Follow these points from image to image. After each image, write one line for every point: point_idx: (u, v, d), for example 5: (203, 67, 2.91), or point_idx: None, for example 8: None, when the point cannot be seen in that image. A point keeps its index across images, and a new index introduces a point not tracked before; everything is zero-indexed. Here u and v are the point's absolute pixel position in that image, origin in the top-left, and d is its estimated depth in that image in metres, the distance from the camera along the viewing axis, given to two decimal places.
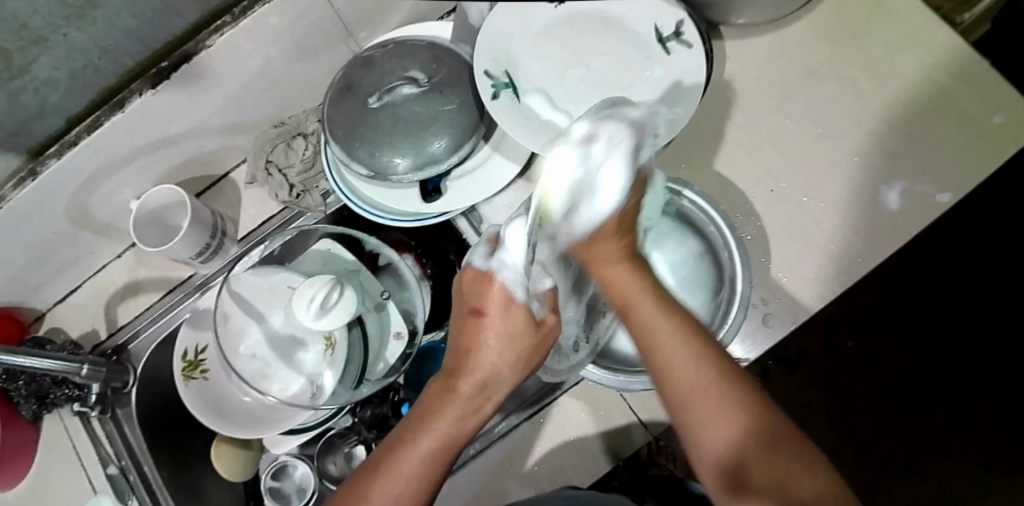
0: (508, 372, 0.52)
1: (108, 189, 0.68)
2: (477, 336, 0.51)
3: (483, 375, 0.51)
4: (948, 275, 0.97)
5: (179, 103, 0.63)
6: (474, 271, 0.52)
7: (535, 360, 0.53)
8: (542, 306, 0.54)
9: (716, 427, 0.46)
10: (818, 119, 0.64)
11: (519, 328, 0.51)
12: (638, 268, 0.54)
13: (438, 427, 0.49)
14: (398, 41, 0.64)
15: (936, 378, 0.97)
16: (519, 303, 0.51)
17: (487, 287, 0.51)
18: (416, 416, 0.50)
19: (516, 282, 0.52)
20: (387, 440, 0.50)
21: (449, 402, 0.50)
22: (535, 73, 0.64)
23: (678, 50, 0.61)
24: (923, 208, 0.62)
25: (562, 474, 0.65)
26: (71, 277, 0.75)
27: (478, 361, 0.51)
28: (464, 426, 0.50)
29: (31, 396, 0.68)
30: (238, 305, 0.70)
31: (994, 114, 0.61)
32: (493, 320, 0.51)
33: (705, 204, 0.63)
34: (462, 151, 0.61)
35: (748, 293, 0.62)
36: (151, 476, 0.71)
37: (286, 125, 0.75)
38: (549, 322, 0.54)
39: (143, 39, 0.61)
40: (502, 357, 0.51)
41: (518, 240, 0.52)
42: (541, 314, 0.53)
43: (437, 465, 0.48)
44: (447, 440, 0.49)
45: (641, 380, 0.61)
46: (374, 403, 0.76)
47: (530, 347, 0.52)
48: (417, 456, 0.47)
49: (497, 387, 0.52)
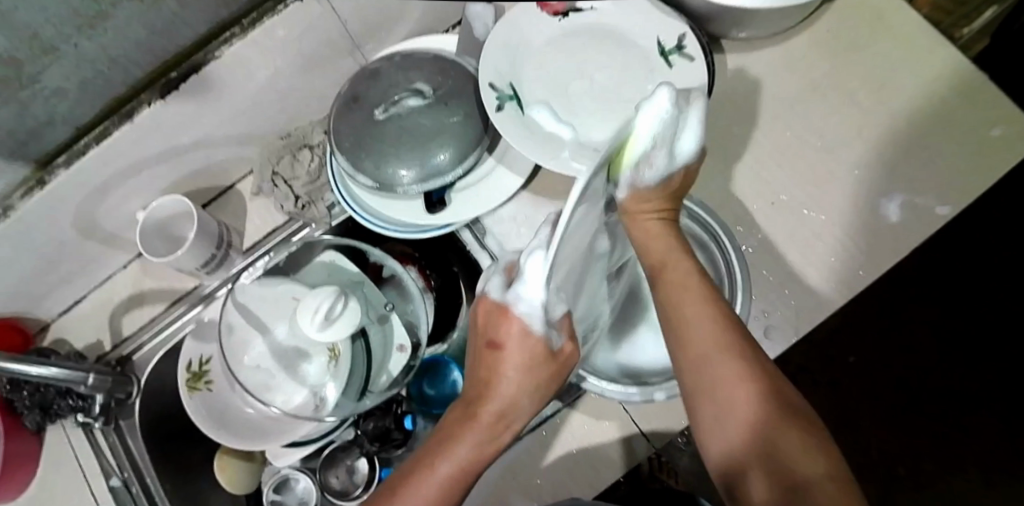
0: (527, 402, 0.51)
1: (115, 199, 0.69)
2: (497, 366, 0.50)
3: (503, 405, 0.50)
4: (954, 289, 0.96)
5: (186, 114, 0.63)
6: (490, 302, 0.50)
7: (553, 387, 0.52)
8: (561, 334, 0.50)
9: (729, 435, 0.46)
10: (822, 131, 0.64)
11: (536, 360, 0.49)
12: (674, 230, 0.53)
13: (457, 456, 0.49)
14: (404, 54, 0.64)
15: (944, 393, 0.96)
16: (537, 334, 0.49)
17: (504, 321, 0.49)
18: (434, 442, 0.51)
19: (534, 317, 0.48)
20: (405, 464, 0.51)
21: (467, 431, 0.50)
22: (540, 86, 0.64)
23: (681, 64, 0.62)
24: (925, 221, 0.61)
25: (564, 488, 0.64)
26: (76, 287, 0.75)
27: (497, 392, 0.50)
28: (481, 456, 0.50)
29: (35, 406, 0.68)
30: (243, 316, 0.71)
31: (995, 127, 0.61)
32: (511, 351, 0.49)
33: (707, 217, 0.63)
34: (466, 163, 0.62)
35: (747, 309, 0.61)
36: (154, 488, 0.71)
37: (293, 137, 0.75)
38: (567, 350, 0.51)
39: (152, 50, 0.62)
40: (519, 388, 0.50)
41: (536, 276, 0.45)
42: (559, 343, 0.50)
43: (456, 489, 0.49)
44: (465, 469, 0.49)
45: (640, 391, 0.61)
46: (377, 415, 0.75)
47: (550, 374, 0.50)
48: (436, 481, 0.48)
49: (518, 414, 0.51)
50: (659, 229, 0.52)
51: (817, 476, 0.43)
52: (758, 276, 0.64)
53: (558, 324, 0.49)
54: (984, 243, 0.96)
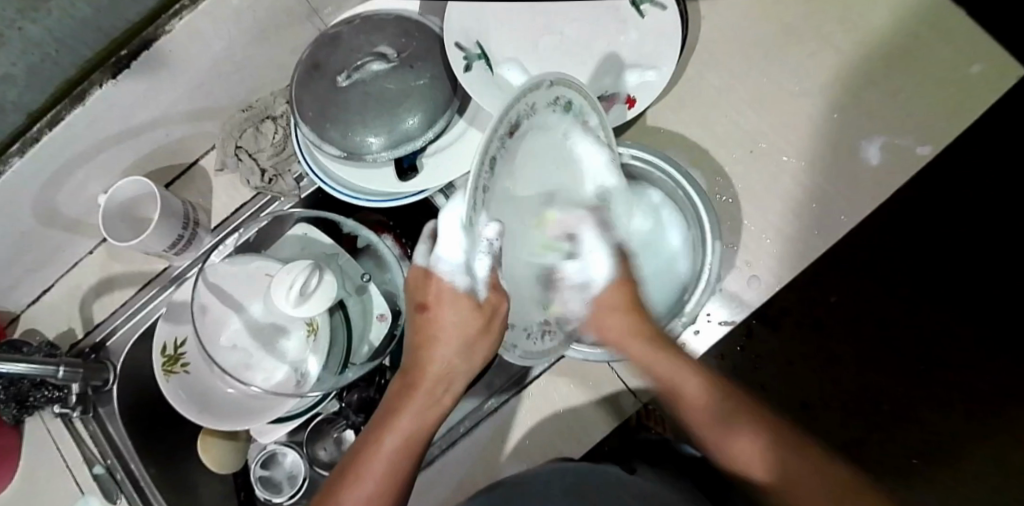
0: (460, 366, 0.55)
1: (74, 185, 0.66)
2: (427, 331, 0.55)
3: (439, 368, 0.55)
4: (953, 228, 0.87)
5: (141, 92, 0.61)
6: (417, 268, 0.54)
7: (484, 342, 0.55)
8: (483, 286, 0.52)
9: (694, 392, 0.56)
10: (795, 78, 0.64)
11: (464, 316, 0.53)
12: (654, 332, 0.59)
13: (402, 425, 0.52)
14: (365, 16, 0.61)
15: (951, 344, 0.88)
16: (461, 290, 0.52)
17: (428, 282, 0.53)
18: (380, 417, 0.54)
19: (455, 272, 0.51)
20: (355, 444, 0.53)
21: (409, 400, 0.53)
22: (506, 43, 0.64)
23: (654, 13, 0.60)
24: (902, 161, 0.61)
25: (554, 447, 0.65)
26: (43, 277, 0.73)
27: (429, 359, 0.55)
28: (427, 420, 0.53)
29: (11, 400, 0.65)
30: (215, 295, 0.69)
31: (975, 64, 0.60)
32: (436, 314, 0.54)
33: (679, 177, 0.63)
34: (436, 126, 0.60)
35: (716, 227, 0.62)
36: (139, 474, 0.69)
37: (255, 108, 0.73)
38: (492, 299, 0.53)
39: (100, 28, 0.59)
40: (451, 349, 0.55)
41: (452, 233, 0.47)
42: (482, 294, 0.53)
43: (403, 461, 0.52)
44: (411, 435, 0.52)
45: None
46: (360, 386, 0.75)
47: (478, 332, 0.54)
48: (384, 457, 0.51)
49: (454, 380, 0.55)
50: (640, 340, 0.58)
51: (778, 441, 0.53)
52: (737, 227, 0.64)
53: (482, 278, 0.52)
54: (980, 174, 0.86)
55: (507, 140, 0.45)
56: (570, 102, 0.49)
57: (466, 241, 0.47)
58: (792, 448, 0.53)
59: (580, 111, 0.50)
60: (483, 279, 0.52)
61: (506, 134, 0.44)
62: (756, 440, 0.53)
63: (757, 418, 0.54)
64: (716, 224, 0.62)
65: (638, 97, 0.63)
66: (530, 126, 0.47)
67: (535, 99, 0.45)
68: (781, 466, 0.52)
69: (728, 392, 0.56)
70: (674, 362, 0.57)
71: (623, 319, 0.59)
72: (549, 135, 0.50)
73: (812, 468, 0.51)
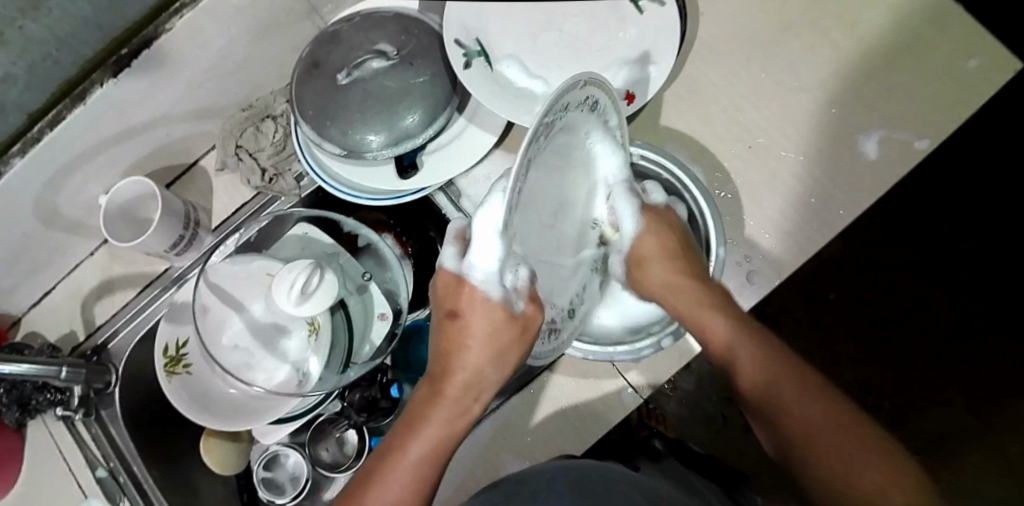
0: (490, 373, 0.55)
1: (75, 185, 0.66)
2: (458, 338, 0.54)
3: (468, 376, 0.55)
4: (954, 223, 0.86)
5: (141, 92, 0.60)
6: (447, 274, 0.53)
7: (515, 351, 0.54)
8: (519, 298, 0.51)
9: (710, 324, 0.56)
10: (796, 72, 0.63)
11: (497, 325, 0.52)
12: (687, 279, 0.59)
13: (429, 433, 0.52)
14: (364, 13, 0.61)
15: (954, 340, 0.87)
16: (495, 300, 0.51)
17: (461, 290, 0.52)
18: (405, 423, 0.53)
19: (491, 283, 0.50)
20: (378, 450, 0.53)
21: (437, 407, 0.53)
22: (504, 40, 0.63)
23: (653, 9, 0.60)
24: (903, 156, 0.61)
25: (558, 445, 0.65)
26: (45, 278, 0.73)
27: (460, 366, 0.55)
28: (455, 428, 0.53)
29: (13, 403, 0.65)
30: (217, 295, 0.69)
31: (973, 58, 0.60)
32: (468, 322, 0.53)
33: (686, 178, 0.63)
34: (437, 124, 0.60)
35: (721, 231, 0.62)
36: (142, 476, 0.69)
37: (255, 107, 0.72)
38: (528, 311, 0.52)
39: (101, 28, 0.59)
40: (481, 357, 0.54)
41: (488, 238, 0.45)
42: (518, 306, 0.51)
43: (428, 468, 0.51)
44: (437, 443, 0.52)
45: (649, 347, 0.62)
46: (362, 386, 0.74)
47: (510, 342, 0.53)
48: (408, 463, 0.51)
49: (483, 388, 0.55)
50: (670, 278, 0.59)
51: (787, 383, 0.51)
52: (737, 222, 0.64)
53: (518, 290, 0.51)
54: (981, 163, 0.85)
55: (541, 140, 0.43)
56: (597, 100, 0.48)
57: (503, 246, 0.46)
58: (800, 394, 0.50)
59: (606, 111, 0.50)
60: (518, 291, 0.51)
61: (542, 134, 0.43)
62: (761, 377, 0.52)
63: (767, 356, 0.52)
64: (722, 229, 0.62)
65: (636, 93, 0.62)
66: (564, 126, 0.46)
67: (570, 99, 0.44)
68: (780, 410, 0.50)
69: (748, 329, 0.55)
70: (694, 295, 0.57)
71: (659, 265, 0.59)
72: (578, 134, 0.49)
73: (815, 415, 0.48)
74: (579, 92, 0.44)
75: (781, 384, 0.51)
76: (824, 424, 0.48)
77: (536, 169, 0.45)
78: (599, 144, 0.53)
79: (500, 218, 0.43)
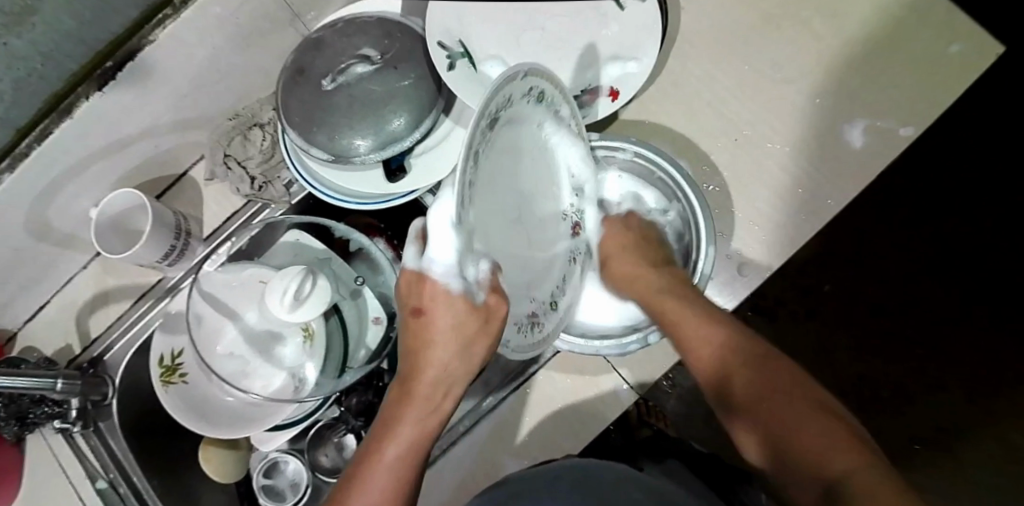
0: (457, 367, 0.55)
1: (65, 199, 0.66)
2: (424, 334, 0.54)
3: (436, 372, 0.55)
4: (944, 209, 0.87)
5: (128, 103, 0.61)
6: (409, 273, 0.49)
7: (481, 343, 0.53)
8: (480, 289, 0.49)
9: (702, 343, 0.57)
10: (779, 64, 0.64)
11: (460, 320, 0.52)
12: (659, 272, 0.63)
13: (404, 433, 0.53)
14: (347, 18, 0.62)
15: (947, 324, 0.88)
16: (457, 294, 0.50)
17: (422, 289, 0.50)
18: (380, 425, 0.54)
19: (448, 277, 0.47)
20: (358, 453, 0.54)
21: (409, 406, 0.54)
22: (488, 40, 0.64)
23: (632, 4, 0.60)
24: (887, 143, 0.62)
25: (553, 442, 0.66)
26: (38, 293, 0.72)
27: (428, 361, 0.55)
28: (428, 425, 0.54)
29: (11, 417, 0.64)
30: (210, 304, 0.69)
31: (954, 44, 0.60)
32: (431, 318, 0.53)
33: (680, 177, 0.62)
34: (424, 126, 0.60)
35: (711, 233, 0.62)
36: (143, 487, 0.70)
37: (242, 116, 0.73)
38: (491, 303, 0.49)
39: (84, 40, 0.58)
40: (447, 352, 0.54)
41: (444, 233, 0.42)
42: (479, 298, 0.50)
43: (407, 468, 0.52)
44: (413, 442, 0.53)
45: (635, 342, 0.62)
46: (359, 390, 0.76)
47: (476, 334, 0.52)
48: (386, 465, 0.52)
49: (452, 383, 0.56)
50: (643, 280, 0.62)
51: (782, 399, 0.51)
52: (727, 215, 0.64)
53: (478, 280, 0.48)
54: (970, 147, 0.85)
55: (486, 135, 0.42)
56: (542, 92, 0.47)
57: (459, 241, 0.43)
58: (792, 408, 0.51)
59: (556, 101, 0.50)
60: (479, 282, 0.48)
61: (487, 129, 0.42)
62: (756, 396, 0.53)
63: (758, 375, 0.53)
64: (711, 223, 0.62)
65: (621, 89, 0.64)
66: (508, 120, 0.45)
67: (513, 91, 0.43)
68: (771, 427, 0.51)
69: (742, 347, 0.56)
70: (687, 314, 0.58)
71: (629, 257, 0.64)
72: (529, 127, 0.49)
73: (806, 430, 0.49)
74: (521, 84, 0.43)
75: (774, 399, 0.52)
76: (814, 434, 0.48)
77: (485, 165, 0.44)
78: (553, 134, 0.53)
79: (455, 216, 0.40)
